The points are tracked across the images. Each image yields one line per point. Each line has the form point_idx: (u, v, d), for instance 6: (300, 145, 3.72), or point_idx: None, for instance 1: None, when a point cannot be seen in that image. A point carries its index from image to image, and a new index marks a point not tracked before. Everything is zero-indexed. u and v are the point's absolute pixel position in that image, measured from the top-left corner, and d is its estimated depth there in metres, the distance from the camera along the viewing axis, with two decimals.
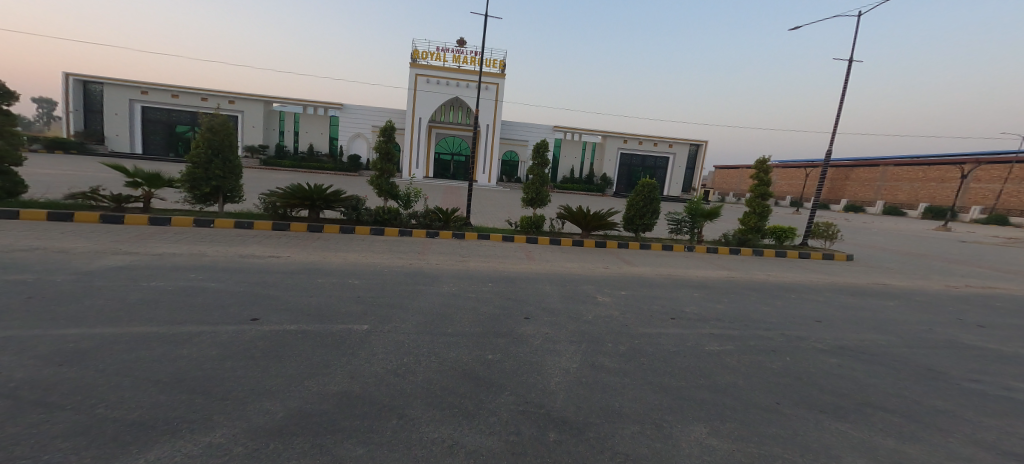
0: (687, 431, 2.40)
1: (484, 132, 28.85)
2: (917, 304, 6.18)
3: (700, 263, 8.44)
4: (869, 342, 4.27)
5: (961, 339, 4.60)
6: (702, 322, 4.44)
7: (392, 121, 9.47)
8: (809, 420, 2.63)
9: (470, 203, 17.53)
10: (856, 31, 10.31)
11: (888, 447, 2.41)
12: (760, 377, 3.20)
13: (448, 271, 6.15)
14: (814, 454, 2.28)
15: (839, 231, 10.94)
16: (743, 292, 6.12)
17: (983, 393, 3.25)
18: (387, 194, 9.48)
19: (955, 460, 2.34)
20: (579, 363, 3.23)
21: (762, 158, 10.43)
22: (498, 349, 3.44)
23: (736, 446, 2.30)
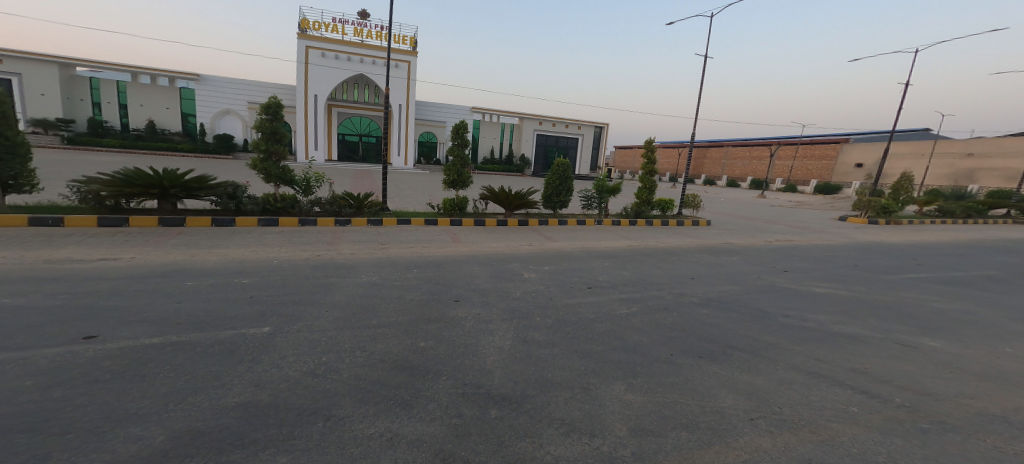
0: (608, 390, 2.66)
1: (396, 112, 27.02)
2: (762, 258, 7.50)
3: (608, 235, 9.13)
4: (733, 293, 5.07)
5: (798, 284, 5.72)
6: (614, 289, 4.87)
7: (277, 97, 8.45)
8: (703, 367, 3.07)
9: (384, 186, 16.65)
10: (708, 32, 12.28)
11: (750, 381, 2.93)
12: (663, 334, 3.64)
13: (364, 260, 5.82)
14: (702, 395, 2.69)
15: (702, 201, 12.71)
16: (643, 258, 6.81)
17: (814, 326, 4.10)
18: (278, 180, 8.52)
19: (797, 384, 2.94)
20: (509, 339, 3.35)
21: (649, 138, 11.50)
22: (431, 335, 3.40)
23: (648, 398, 2.60)
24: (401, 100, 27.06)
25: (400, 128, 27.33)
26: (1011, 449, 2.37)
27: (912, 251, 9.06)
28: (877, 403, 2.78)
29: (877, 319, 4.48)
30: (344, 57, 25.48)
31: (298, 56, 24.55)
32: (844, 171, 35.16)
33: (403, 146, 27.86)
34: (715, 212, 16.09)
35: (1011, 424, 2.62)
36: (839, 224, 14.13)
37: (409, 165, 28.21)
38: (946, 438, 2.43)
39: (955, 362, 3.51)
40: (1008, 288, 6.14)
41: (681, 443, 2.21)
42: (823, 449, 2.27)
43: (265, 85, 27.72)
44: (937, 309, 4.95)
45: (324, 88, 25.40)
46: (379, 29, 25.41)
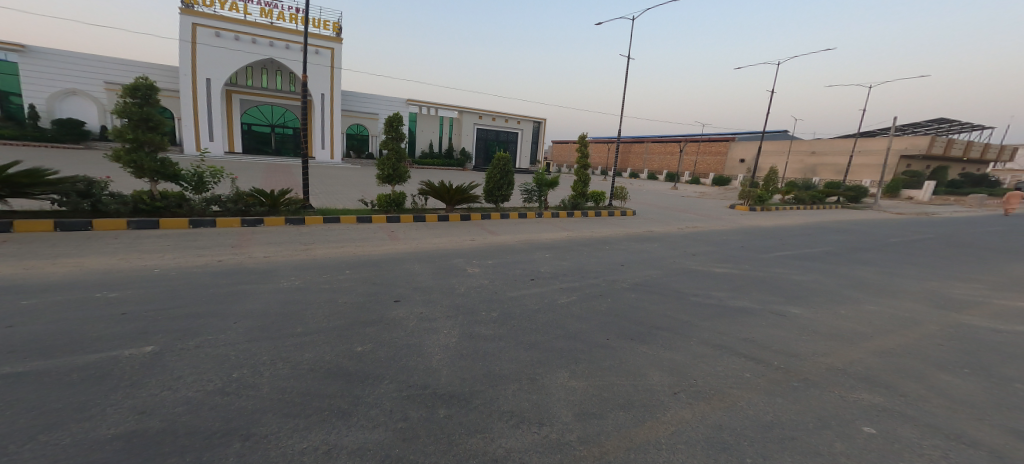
0: (551, 378, 2.83)
1: (317, 101, 24.69)
2: (680, 244, 8.25)
3: (548, 227, 9.37)
4: (656, 277, 5.53)
5: (709, 266, 6.42)
6: (554, 279, 5.06)
7: (148, 78, 7.19)
8: (634, 347, 3.34)
9: (308, 182, 15.27)
10: (630, 35, 13.32)
11: (671, 358, 3.23)
12: (598, 318, 3.89)
13: (285, 263, 5.30)
14: (631, 375, 2.93)
15: (628, 192, 13.54)
16: (579, 248, 7.12)
17: (721, 304, 4.64)
18: (156, 174, 7.29)
19: (706, 356, 3.32)
20: (455, 336, 3.38)
21: (583, 133, 12.01)
22: (369, 339, 3.30)
23: (589, 383, 2.79)
24: (324, 89, 24.72)
25: (325, 119, 25.03)
26: (853, 396, 2.94)
27: (786, 233, 10.67)
28: (763, 366, 3.26)
29: (763, 293, 5.21)
30: (249, 38, 22.44)
31: (184, 35, 21.23)
32: (735, 167, 40.30)
33: (328, 138, 25.57)
34: (641, 202, 17.33)
35: (855, 376, 3.25)
36: (736, 212, 16.09)
37: (336, 159, 25.92)
38: (812, 393, 2.94)
39: (816, 326, 4.23)
40: (851, 261, 7.55)
41: (618, 423, 2.42)
42: (729, 414, 2.59)
43: (129, 62, 23.54)
44: (805, 282, 5.90)
45: (225, 72, 22.37)
46: (293, 11, 22.76)
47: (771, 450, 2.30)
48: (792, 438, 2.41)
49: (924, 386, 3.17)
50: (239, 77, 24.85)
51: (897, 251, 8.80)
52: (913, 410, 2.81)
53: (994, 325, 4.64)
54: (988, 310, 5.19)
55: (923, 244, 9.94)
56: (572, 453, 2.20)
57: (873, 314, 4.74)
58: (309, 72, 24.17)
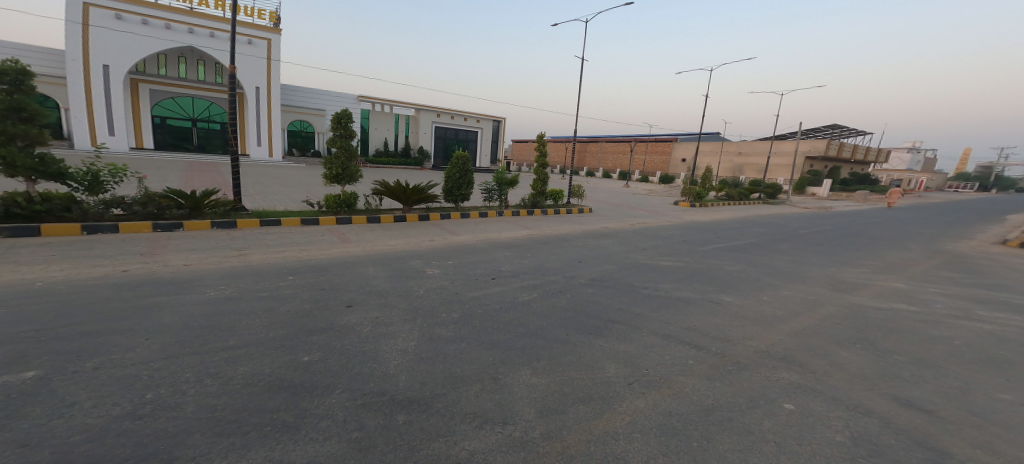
0: (514, 376, 2.87)
1: (252, 95, 22.81)
2: (630, 239, 8.65)
3: (508, 225, 9.41)
4: (609, 272, 5.76)
5: (657, 260, 6.80)
6: (513, 278, 5.12)
7: (20, 61, 6.18)
8: (591, 342, 3.47)
9: (249, 182, 14.13)
10: (584, 39, 13.77)
11: (623, 349, 3.39)
12: (556, 315, 3.99)
13: (218, 270, 4.89)
14: (588, 368, 3.04)
15: (585, 191, 13.89)
16: (537, 246, 7.24)
17: (668, 295, 4.93)
18: (35, 172, 6.31)
19: (652, 345, 3.52)
20: (413, 340, 3.33)
21: (541, 133, 12.19)
22: (318, 348, 3.14)
23: (550, 379, 2.86)
24: (260, 82, 22.92)
25: (262, 114, 23.17)
26: (776, 376, 3.24)
27: (720, 227, 11.55)
28: (703, 352, 3.50)
29: (701, 283, 5.60)
30: (161, 23, 20.16)
31: (74, 16, 18.72)
32: (677, 166, 43.04)
33: (267, 135, 23.65)
34: (596, 200, 17.93)
35: (779, 357, 3.59)
36: (680, 208, 17.17)
37: (275, 157, 24.00)
38: (745, 375, 3.20)
39: (749, 313, 4.62)
40: (774, 252, 8.34)
41: (580, 417, 2.50)
42: (676, 400, 2.77)
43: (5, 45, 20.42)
44: (739, 272, 6.42)
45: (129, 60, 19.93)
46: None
47: (713, 432, 2.48)
48: (730, 419, 2.62)
49: (833, 363, 3.57)
50: (148, 65, 22.36)
51: (806, 241, 9.87)
52: (824, 386, 3.16)
53: (880, 304, 5.35)
54: (874, 291, 5.97)
55: (830, 236, 11.20)
56: (535, 449, 2.22)
57: (792, 300, 5.26)
58: (240, 63, 22.28)
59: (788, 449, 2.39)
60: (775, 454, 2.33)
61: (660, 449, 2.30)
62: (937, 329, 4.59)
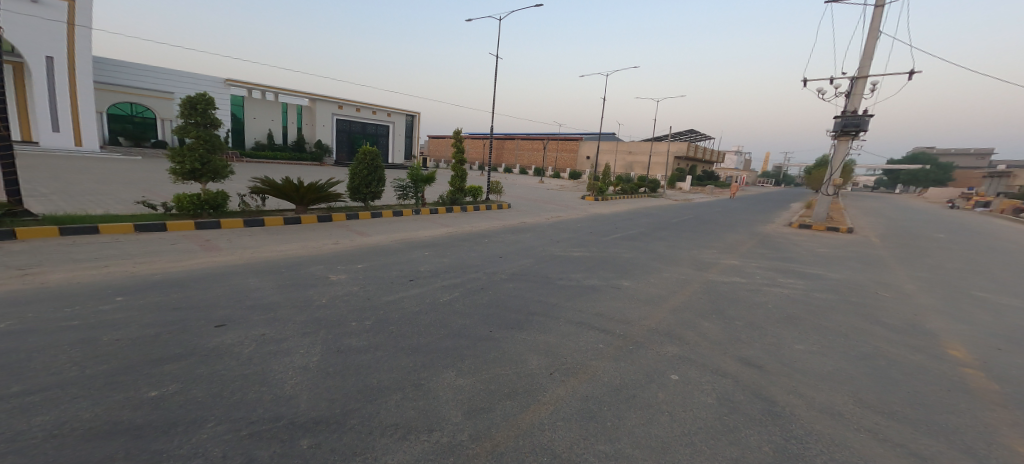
0: (438, 380, 2.79)
1: (40, 66, 18.31)
2: (545, 232, 9.02)
3: (426, 224, 9.09)
4: (526, 265, 5.95)
5: (571, 251, 7.22)
6: (430, 278, 4.98)
7: None
8: (514, 336, 3.54)
9: (101, 180, 11.77)
10: (498, 35, 14.02)
11: (542, 341, 3.51)
12: (476, 313, 3.98)
13: (36, 293, 3.92)
14: (510, 363, 3.09)
15: (503, 186, 14.68)
16: (457, 243, 7.15)
17: (579, 284, 5.27)
18: None
19: (564, 334, 3.71)
20: (316, 354, 3.02)
21: (459, 129, 12.06)
22: (193, 374, 2.69)
23: (475, 379, 2.84)
24: (53, 51, 18.53)
25: (58, 91, 18.74)
26: (666, 351, 3.66)
27: (621, 219, 12.63)
28: (610, 336, 3.80)
29: (606, 271, 6.08)
30: None
31: None
32: (582, 164, 47.50)
33: (68, 118, 19.14)
34: (514, 195, 18.38)
35: (669, 334, 4.05)
36: (589, 202, 18.44)
37: (83, 146, 19.57)
38: (642, 353, 3.55)
39: (647, 296, 5.13)
40: (659, 239, 9.41)
41: (507, 413, 2.52)
42: (591, 383, 2.96)
43: None
44: (637, 259, 7.10)
45: None
46: None
47: (622, 410, 2.70)
48: (633, 396, 2.88)
49: (705, 334, 4.14)
50: None
51: (681, 229, 11.33)
52: (699, 355, 3.64)
53: (727, 279, 6.39)
54: (732, 269, 7.08)
55: (703, 224, 13.05)
56: (463, 452, 2.18)
57: (674, 281, 6.00)
58: (21, 26, 17.83)
59: (678, 415, 2.71)
60: (668, 422, 2.62)
61: (581, 433, 2.43)
62: (779, 298, 5.60)
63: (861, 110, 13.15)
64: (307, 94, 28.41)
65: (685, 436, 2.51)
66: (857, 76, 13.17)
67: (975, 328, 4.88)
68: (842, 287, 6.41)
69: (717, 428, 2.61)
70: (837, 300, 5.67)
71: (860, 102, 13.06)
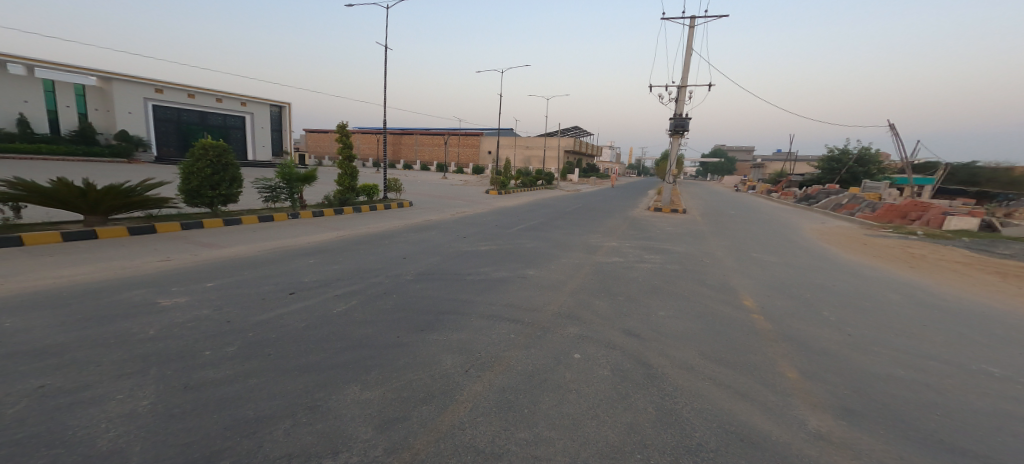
0: (339, 398, 2.60)
1: None
2: (446, 228, 8.92)
3: (315, 229, 8.37)
4: (431, 264, 5.83)
5: (475, 245, 7.26)
6: (315, 289, 4.60)
7: None
8: (424, 338, 3.46)
9: None
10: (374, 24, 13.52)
11: (454, 339, 3.47)
12: (379, 319, 3.79)
13: None
14: (423, 367, 3.00)
15: (402, 183, 14.06)
16: (351, 247, 6.74)
17: (485, 277, 5.32)
18: None
19: (475, 329, 3.72)
20: (188, 391, 2.61)
21: (343, 123, 11.21)
22: (11, 436, 2.15)
23: (384, 389, 2.71)
24: None
25: None
26: (573, 333, 3.88)
27: (522, 211, 13.04)
28: (519, 325, 3.91)
29: (512, 262, 6.23)
30: None
31: None
32: (484, 158, 48.26)
33: None
34: (414, 192, 17.92)
35: (574, 316, 4.30)
36: (491, 196, 18.70)
37: None
38: (549, 337, 3.72)
39: (551, 283, 5.37)
40: (556, 228, 9.97)
41: (423, 418, 2.45)
42: (506, 374, 3.02)
43: None
44: (539, 248, 7.40)
45: None
46: None
47: (536, 395, 2.80)
48: (545, 379, 3.00)
49: (599, 312, 4.49)
50: None
51: (577, 217, 12.07)
52: (596, 333, 3.92)
53: (618, 260, 6.98)
54: (620, 251, 7.76)
55: (595, 212, 14.17)
56: None
57: (570, 265, 6.39)
58: None
59: (584, 392, 2.89)
60: (576, 400, 2.78)
61: (500, 425, 2.46)
62: (662, 273, 6.27)
63: (685, 113, 15.58)
64: (96, 72, 23.80)
65: (591, 410, 2.69)
66: (682, 83, 15.52)
67: (803, 287, 6.00)
68: (703, 259, 7.48)
69: (614, 398, 2.85)
70: (707, 272, 6.54)
71: (685, 105, 15.44)
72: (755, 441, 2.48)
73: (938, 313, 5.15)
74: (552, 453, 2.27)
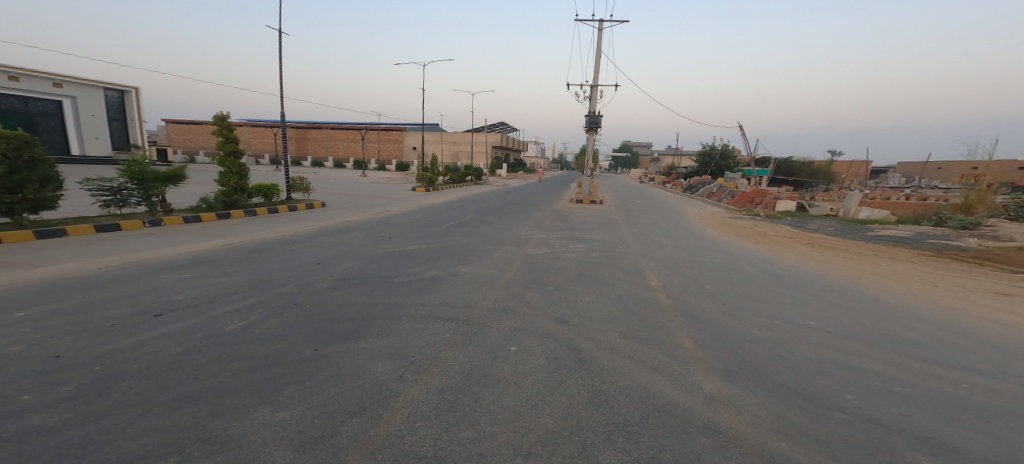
0: (249, 422, 2.35)
1: None
2: (366, 230, 8.54)
3: (218, 236, 7.60)
4: (351, 268, 5.52)
5: (395, 245, 7.00)
6: (191, 307, 4.01)
7: None
8: (349, 347, 3.27)
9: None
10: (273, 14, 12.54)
11: (383, 346, 3.32)
12: (292, 333, 3.50)
13: None
14: (351, 377, 2.84)
15: (311, 183, 13.29)
16: (255, 255, 6.17)
17: (408, 278, 5.16)
18: None
19: (403, 332, 3.59)
20: (58, 431, 2.21)
21: (221, 114, 10.35)
22: None
23: (306, 405, 2.52)
24: None
25: None
26: (506, 326, 3.90)
27: (449, 207, 12.90)
28: (454, 323, 3.85)
29: (442, 260, 6.11)
30: None
31: None
32: (408, 155, 47.26)
33: None
34: (326, 192, 16.94)
35: (506, 309, 4.33)
36: (415, 194, 18.26)
37: None
38: (484, 333, 3.71)
39: (481, 278, 5.36)
40: (487, 223, 9.96)
41: (354, 432, 2.31)
42: (443, 375, 2.96)
43: None
44: (467, 244, 7.34)
45: None
46: None
47: (475, 393, 2.77)
48: (483, 376, 2.98)
49: (531, 303, 4.57)
50: None
51: (504, 212, 12.18)
52: (529, 324, 3.98)
53: (545, 252, 7.15)
54: (544, 243, 7.95)
55: (524, 205, 14.39)
56: None
57: (502, 260, 6.42)
58: None
59: (522, 383, 2.92)
60: (515, 392, 2.80)
61: (441, 428, 2.40)
62: (585, 262, 6.53)
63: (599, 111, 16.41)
64: None
65: (530, 400, 2.72)
66: (595, 82, 16.33)
67: (710, 267, 6.57)
68: (620, 245, 7.92)
69: (550, 385, 2.91)
70: (626, 258, 6.92)
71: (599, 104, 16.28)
72: (669, 410, 2.67)
73: (804, 282, 5.98)
74: (496, 447, 2.27)
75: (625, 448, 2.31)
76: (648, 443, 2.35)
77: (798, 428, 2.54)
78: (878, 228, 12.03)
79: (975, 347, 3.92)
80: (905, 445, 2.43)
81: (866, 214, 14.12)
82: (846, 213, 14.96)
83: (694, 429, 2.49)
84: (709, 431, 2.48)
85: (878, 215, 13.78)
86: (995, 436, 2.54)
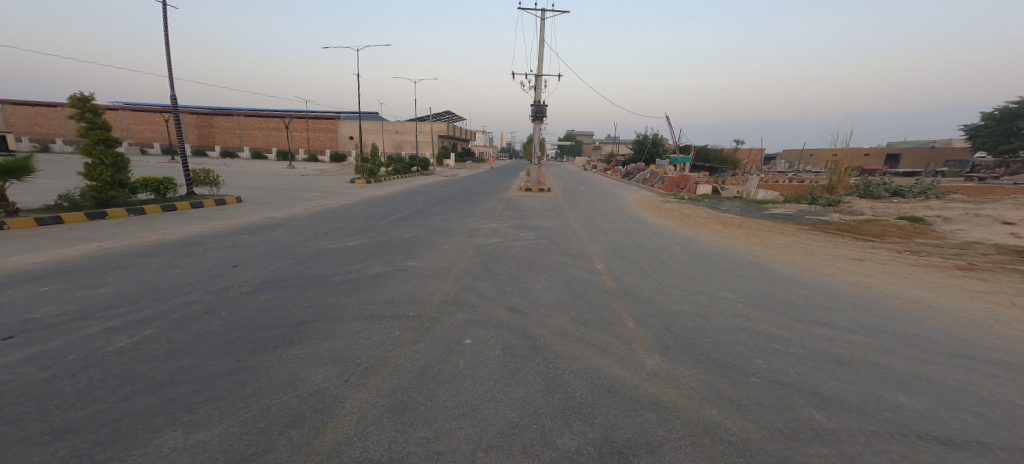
0: (154, 449, 2.12)
1: None
2: (293, 226, 8.08)
3: (119, 239, 6.89)
4: (277, 270, 5.19)
5: (321, 243, 6.64)
6: (54, 328, 3.46)
7: None
8: (281, 355, 3.08)
9: None
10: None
11: (321, 351, 3.15)
12: (203, 346, 3.21)
13: None
14: (283, 389, 2.66)
15: (216, 174, 12.33)
16: (150, 260, 5.61)
17: (336, 277, 4.92)
18: None
19: (338, 335, 3.42)
20: None
21: (76, 94, 9.11)
22: None
23: (227, 423, 2.33)
24: None
25: None
26: (455, 319, 3.83)
27: (392, 199, 12.56)
28: (403, 320, 3.74)
29: (385, 255, 5.92)
30: None
31: None
32: (344, 145, 45.61)
33: None
34: (242, 186, 15.86)
35: (453, 302, 4.25)
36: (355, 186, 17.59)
37: None
38: (436, 328, 3.63)
39: (424, 271, 5.23)
40: (434, 214, 9.77)
41: (293, 445, 2.18)
42: (393, 375, 2.85)
43: None
44: (408, 237, 7.14)
45: None
46: None
47: (431, 390, 2.70)
48: (439, 372, 2.91)
49: (485, 293, 4.53)
50: None
51: (450, 202, 12.02)
52: (480, 315, 3.94)
53: (490, 241, 7.10)
54: (486, 232, 7.91)
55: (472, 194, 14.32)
56: None
57: (451, 251, 6.31)
58: None
59: (479, 376, 2.88)
60: (473, 386, 2.76)
61: (396, 430, 2.31)
62: (528, 249, 6.56)
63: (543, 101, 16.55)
64: None
65: (487, 392, 2.69)
66: (539, 72, 16.43)
67: (651, 248, 6.81)
68: (565, 231, 8.05)
69: (504, 375, 2.90)
70: (567, 243, 7.02)
71: (542, 94, 16.42)
72: (618, 389, 2.73)
73: (733, 258, 6.36)
74: (455, 444, 2.21)
75: (581, 430, 2.33)
76: (600, 423, 2.40)
77: (727, 395, 2.68)
78: (770, 207, 13.22)
79: (862, 306, 4.36)
80: (802, 401, 2.63)
81: (763, 195, 15.62)
82: (748, 195, 16.40)
83: (641, 405, 2.57)
84: (652, 406, 2.56)
85: (770, 197, 15.28)
86: (869, 386, 2.82)
